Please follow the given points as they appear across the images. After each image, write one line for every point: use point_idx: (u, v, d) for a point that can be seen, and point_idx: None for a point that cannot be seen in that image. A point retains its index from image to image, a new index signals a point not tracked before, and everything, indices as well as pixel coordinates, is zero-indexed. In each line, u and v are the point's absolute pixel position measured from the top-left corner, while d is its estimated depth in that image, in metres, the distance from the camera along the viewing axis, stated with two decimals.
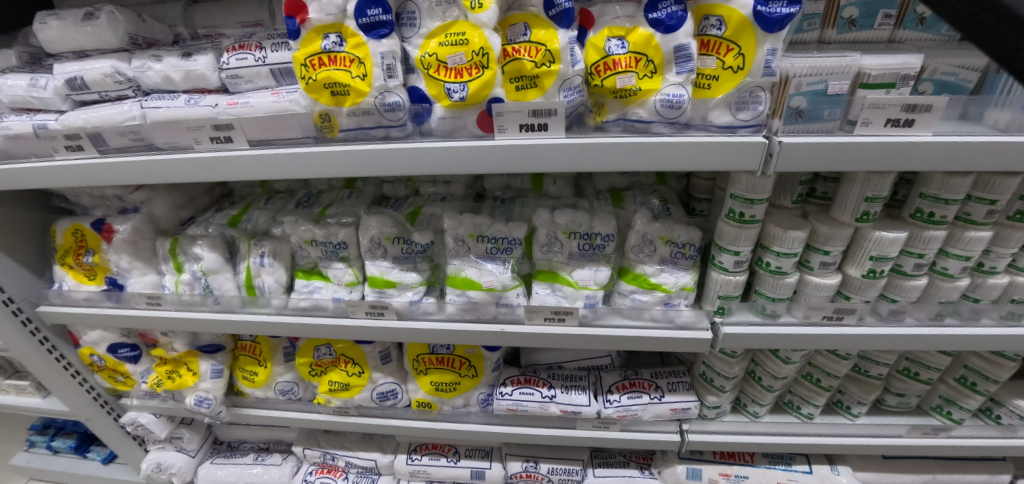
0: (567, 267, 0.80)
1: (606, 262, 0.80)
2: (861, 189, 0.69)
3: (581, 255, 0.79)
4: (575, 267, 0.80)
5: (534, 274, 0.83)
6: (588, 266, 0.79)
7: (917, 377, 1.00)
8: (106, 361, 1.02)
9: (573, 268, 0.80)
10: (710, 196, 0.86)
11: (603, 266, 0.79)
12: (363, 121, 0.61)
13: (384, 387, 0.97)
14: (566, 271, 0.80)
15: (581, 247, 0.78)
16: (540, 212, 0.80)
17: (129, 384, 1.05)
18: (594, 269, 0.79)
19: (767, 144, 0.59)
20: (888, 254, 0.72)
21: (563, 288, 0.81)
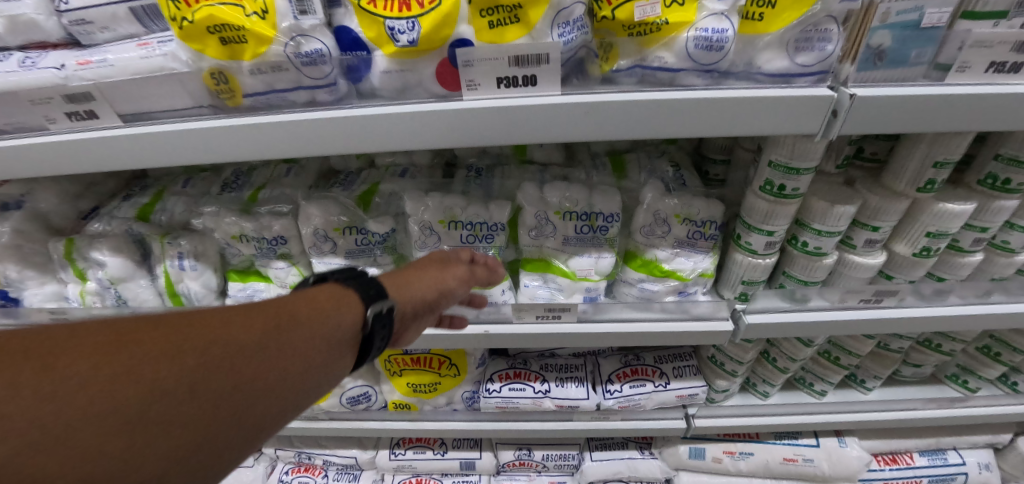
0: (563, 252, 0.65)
1: (609, 247, 0.65)
2: (927, 152, 0.55)
3: (580, 241, 0.64)
4: (571, 254, 0.65)
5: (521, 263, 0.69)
6: (586, 252, 0.65)
7: (939, 349, 0.93)
8: None
9: (569, 255, 0.65)
10: (727, 157, 0.72)
11: (608, 252, 0.65)
12: (275, 82, 0.44)
13: (354, 391, 0.84)
14: (561, 259, 0.66)
15: (578, 229, 0.64)
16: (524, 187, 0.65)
17: None
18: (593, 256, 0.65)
19: (833, 99, 0.44)
20: (949, 230, 0.60)
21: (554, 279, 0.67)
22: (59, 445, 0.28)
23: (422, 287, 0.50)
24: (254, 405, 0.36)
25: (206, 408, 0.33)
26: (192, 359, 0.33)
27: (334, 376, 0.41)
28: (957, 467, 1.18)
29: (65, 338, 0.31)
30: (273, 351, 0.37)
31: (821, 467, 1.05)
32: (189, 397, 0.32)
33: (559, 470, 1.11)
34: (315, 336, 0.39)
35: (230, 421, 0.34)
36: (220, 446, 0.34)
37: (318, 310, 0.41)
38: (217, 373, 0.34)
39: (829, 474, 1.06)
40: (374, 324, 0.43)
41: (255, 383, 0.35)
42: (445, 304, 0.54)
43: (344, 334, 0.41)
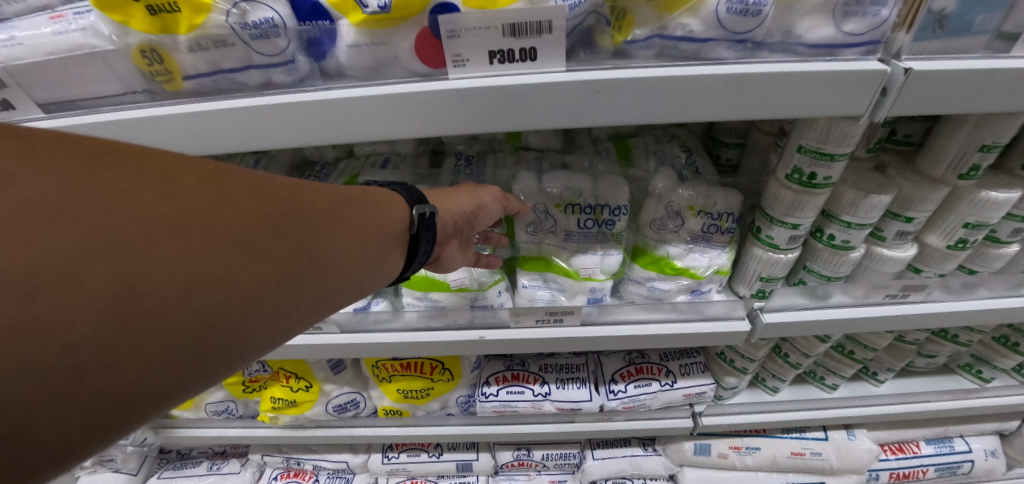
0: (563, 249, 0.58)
1: (616, 242, 0.58)
2: (971, 134, 0.49)
3: (583, 237, 0.58)
4: (574, 252, 0.58)
5: (519, 260, 0.62)
6: (590, 249, 0.58)
7: (955, 340, 0.89)
8: None
9: (573, 252, 0.58)
10: (742, 140, 0.66)
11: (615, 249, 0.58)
12: (221, 60, 0.36)
13: (341, 399, 0.79)
14: (561, 257, 0.59)
15: (582, 224, 0.57)
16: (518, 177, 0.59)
17: None
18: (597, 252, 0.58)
19: (885, 75, 0.37)
20: (989, 220, 0.54)
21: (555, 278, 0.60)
22: (170, 241, 0.28)
23: (454, 204, 0.49)
24: (326, 267, 0.37)
25: (292, 253, 0.34)
26: (280, 204, 0.35)
27: (385, 268, 0.43)
28: (963, 455, 1.16)
29: (170, 158, 0.31)
30: (347, 228, 0.39)
31: (829, 460, 1.02)
32: (281, 236, 0.34)
33: (559, 469, 1.07)
34: (377, 221, 0.42)
35: (307, 275, 0.35)
36: (295, 298, 0.34)
37: (378, 200, 0.43)
38: (302, 225, 0.35)
39: (837, 467, 1.03)
40: (420, 223, 0.45)
41: (329, 245, 0.37)
42: (482, 221, 0.53)
43: (398, 228, 0.44)
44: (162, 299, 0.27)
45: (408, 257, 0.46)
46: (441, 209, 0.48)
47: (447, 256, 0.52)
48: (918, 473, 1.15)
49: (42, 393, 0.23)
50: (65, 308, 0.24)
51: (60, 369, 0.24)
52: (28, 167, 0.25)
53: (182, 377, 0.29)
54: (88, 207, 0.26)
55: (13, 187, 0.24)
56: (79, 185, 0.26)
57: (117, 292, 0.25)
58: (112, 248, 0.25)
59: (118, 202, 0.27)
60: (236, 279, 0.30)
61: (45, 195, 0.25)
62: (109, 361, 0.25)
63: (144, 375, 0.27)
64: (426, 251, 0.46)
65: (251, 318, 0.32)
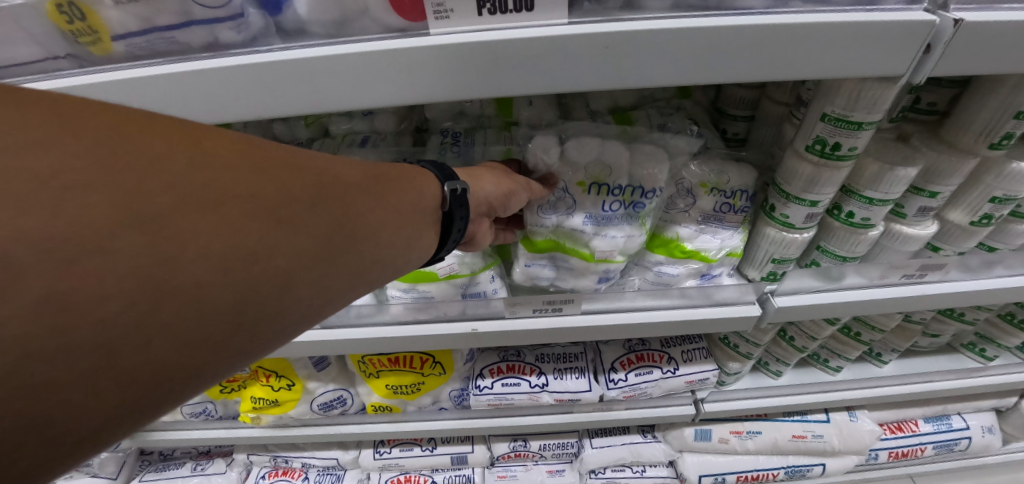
0: (583, 232, 0.52)
1: (642, 224, 0.52)
2: (1005, 100, 0.44)
3: (604, 218, 0.51)
4: (595, 236, 0.51)
5: (523, 242, 0.56)
6: (609, 231, 0.51)
7: (962, 318, 0.87)
8: None
9: (591, 237, 0.51)
10: (752, 112, 0.61)
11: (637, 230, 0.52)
12: (156, 15, 0.30)
13: (326, 397, 0.74)
14: (579, 242, 0.52)
15: (609, 206, 0.50)
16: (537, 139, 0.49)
17: None
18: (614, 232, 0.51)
19: (933, 28, 0.32)
20: (1017, 194, 0.51)
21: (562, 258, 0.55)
22: (203, 212, 0.25)
23: (490, 183, 0.45)
24: (367, 242, 0.34)
25: (330, 225, 0.31)
26: (313, 173, 0.31)
27: (424, 246, 0.39)
28: (960, 431, 1.16)
29: (197, 126, 0.28)
30: (383, 206, 0.35)
31: (831, 442, 1.00)
32: (318, 208, 0.30)
33: (557, 458, 1.04)
34: (413, 196, 0.38)
35: (346, 251, 0.32)
36: (334, 274, 0.31)
37: (412, 175, 0.40)
38: (338, 195, 0.32)
39: (839, 449, 1.01)
40: (452, 199, 0.41)
41: (369, 220, 0.34)
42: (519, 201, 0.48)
43: (435, 202, 0.40)
44: (193, 271, 0.24)
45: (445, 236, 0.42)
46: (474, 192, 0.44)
47: (480, 237, 0.49)
48: (915, 451, 1.15)
49: (75, 370, 0.21)
50: (97, 279, 0.21)
51: (91, 346, 0.21)
52: (58, 131, 0.23)
53: (224, 352, 0.26)
54: (109, 171, 0.23)
55: (42, 151, 0.22)
56: (110, 149, 0.24)
57: (148, 265, 0.22)
58: (138, 216, 0.23)
59: (147, 170, 0.24)
60: (273, 253, 0.27)
61: (69, 159, 0.22)
62: (144, 339, 0.23)
63: (178, 354, 0.24)
64: (461, 229, 0.43)
65: (290, 295, 0.29)
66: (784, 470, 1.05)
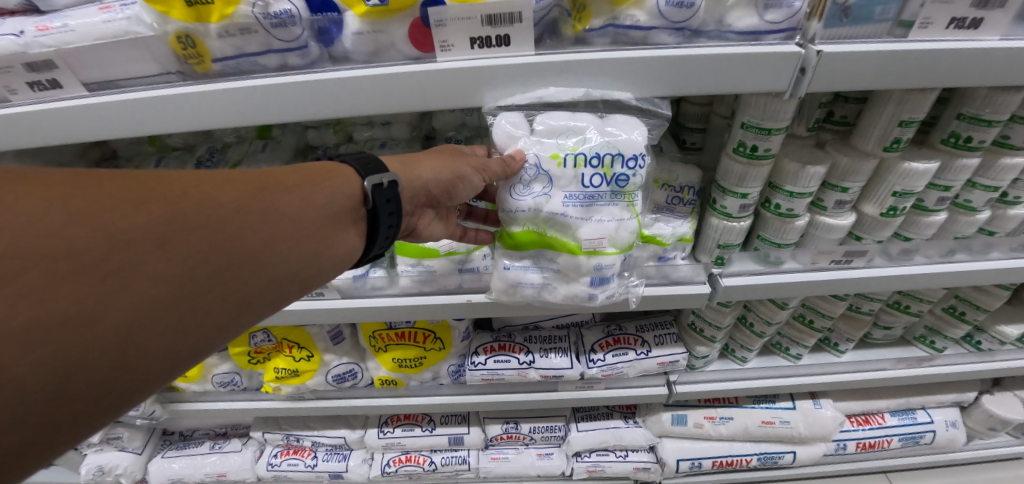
0: (568, 217, 0.54)
1: (630, 208, 0.55)
2: (894, 111, 0.57)
3: (588, 198, 0.53)
4: (581, 222, 0.54)
5: (509, 237, 0.58)
6: (596, 214, 0.54)
7: (907, 310, 0.97)
8: None
9: (575, 226, 0.54)
10: (704, 126, 0.71)
11: (625, 215, 0.55)
12: (245, 45, 0.43)
13: (340, 369, 0.85)
14: (567, 229, 0.54)
15: (590, 179, 0.53)
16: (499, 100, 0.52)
17: None
18: (602, 213, 0.54)
19: (802, 56, 0.44)
20: (913, 188, 0.62)
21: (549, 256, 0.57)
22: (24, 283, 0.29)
23: (427, 172, 0.52)
24: (269, 255, 0.41)
25: (224, 244, 0.38)
26: (198, 206, 0.38)
27: (344, 244, 0.47)
28: (925, 425, 1.23)
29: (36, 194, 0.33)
30: (245, 240, 0.40)
31: (797, 428, 1.09)
32: (207, 231, 0.37)
33: (545, 441, 1.13)
34: (319, 200, 0.45)
35: (197, 289, 0.36)
36: (189, 311, 0.36)
37: (321, 179, 0.46)
38: (232, 217, 0.39)
39: (805, 435, 1.10)
40: (377, 195, 0.48)
41: (223, 259, 0.38)
42: (463, 190, 0.54)
43: (348, 202, 0.47)
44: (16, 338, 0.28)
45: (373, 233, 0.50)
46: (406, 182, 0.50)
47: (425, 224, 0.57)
48: (883, 442, 1.22)
49: None
50: None
51: None
52: None
53: (80, 395, 0.32)
54: None
55: None
56: None
57: None
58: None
59: None
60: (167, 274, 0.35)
61: None
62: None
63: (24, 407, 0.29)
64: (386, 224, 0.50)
65: (155, 333, 0.34)
66: (757, 456, 1.13)
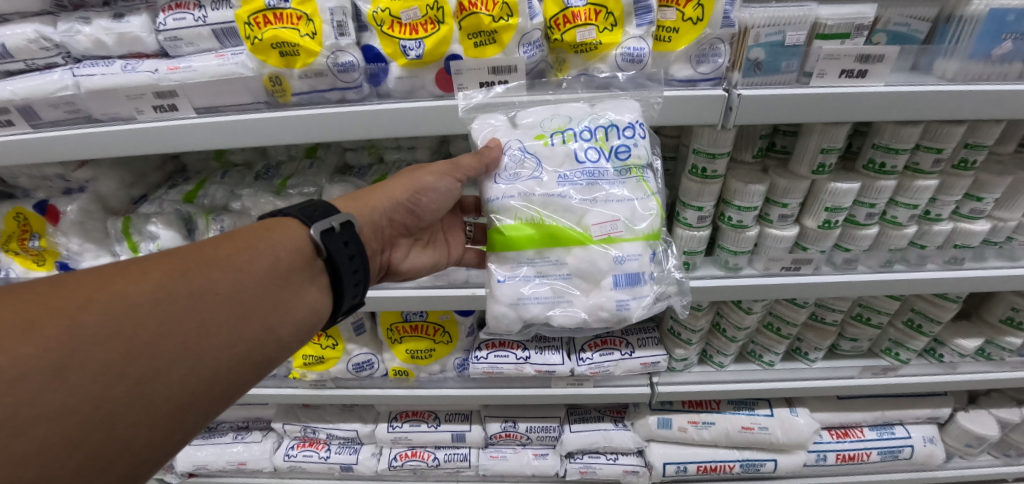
0: (573, 201, 0.62)
1: (645, 187, 0.63)
2: (818, 141, 0.71)
3: (592, 174, 0.63)
4: (586, 210, 0.62)
5: (496, 236, 0.63)
6: (601, 186, 0.63)
7: (869, 322, 1.07)
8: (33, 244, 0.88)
9: (582, 211, 0.62)
10: (676, 153, 0.84)
11: (640, 194, 0.63)
12: (316, 84, 0.59)
13: (359, 357, 0.98)
14: (571, 217, 0.62)
15: (587, 152, 0.63)
16: (476, 109, 0.62)
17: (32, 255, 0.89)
18: (606, 188, 0.62)
19: (726, 98, 0.59)
20: (842, 204, 0.75)
21: (555, 252, 0.63)
22: None
23: (391, 194, 0.65)
24: (205, 345, 0.44)
25: (147, 347, 0.41)
26: (129, 302, 0.42)
27: (295, 305, 0.52)
28: (903, 439, 1.26)
29: None
30: (182, 326, 0.43)
31: (775, 434, 1.17)
32: (129, 336, 0.41)
33: (541, 442, 1.22)
34: (255, 271, 0.50)
35: (137, 383, 0.40)
36: (134, 404, 0.40)
37: (252, 247, 0.51)
38: (169, 306, 0.43)
39: (783, 441, 1.17)
40: (337, 238, 0.56)
41: (162, 349, 0.42)
42: (429, 197, 0.66)
43: (287, 266, 0.52)
44: None
45: (334, 283, 0.57)
46: (362, 222, 0.61)
47: (406, 250, 0.73)
48: (862, 455, 1.26)
49: None
50: None
51: None
52: None
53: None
54: None
55: None
56: None
57: None
58: None
59: None
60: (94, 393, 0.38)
61: None
62: None
63: None
64: (344, 266, 0.57)
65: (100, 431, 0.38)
66: (739, 463, 1.20)
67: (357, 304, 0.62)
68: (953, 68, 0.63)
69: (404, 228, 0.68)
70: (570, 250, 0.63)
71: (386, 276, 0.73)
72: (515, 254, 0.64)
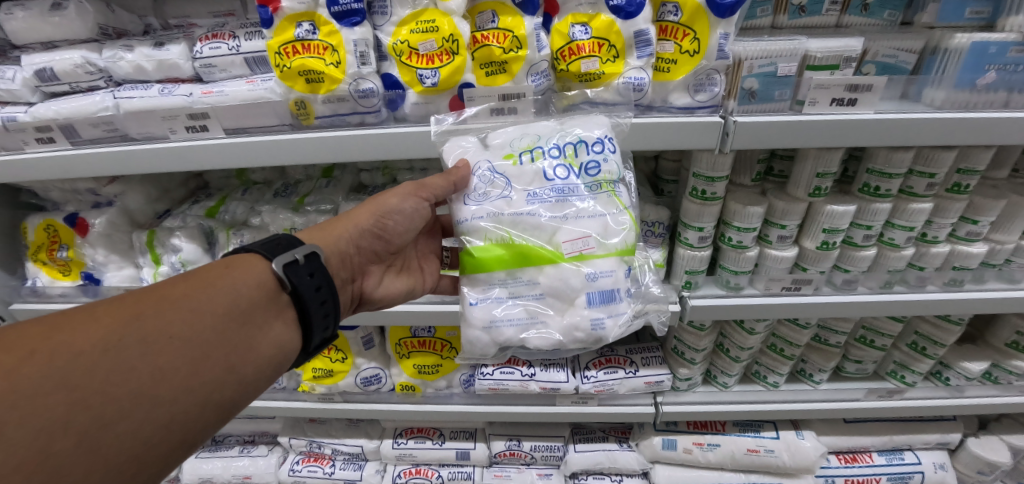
0: (543, 220, 0.60)
1: (615, 203, 0.62)
2: (813, 165, 0.74)
3: (562, 190, 0.61)
4: (556, 228, 0.60)
5: (465, 258, 0.61)
6: (572, 201, 0.61)
7: (873, 344, 1.07)
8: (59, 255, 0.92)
9: (553, 229, 0.60)
10: (677, 177, 0.88)
11: (612, 209, 0.62)
12: (338, 108, 0.64)
13: (368, 372, 1.00)
14: (540, 236, 0.60)
15: (558, 170, 0.62)
16: (449, 132, 0.64)
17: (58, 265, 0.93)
18: (577, 204, 0.60)
19: (723, 124, 0.62)
20: (838, 226, 0.78)
21: (527, 272, 0.61)
22: None
23: (355, 220, 0.64)
24: (161, 391, 0.42)
25: (94, 398, 0.39)
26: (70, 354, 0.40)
27: (259, 342, 0.50)
28: (913, 465, 1.24)
29: None
30: (129, 374, 0.41)
31: (781, 457, 1.16)
32: (75, 388, 0.39)
33: (545, 461, 1.22)
34: (211, 310, 0.48)
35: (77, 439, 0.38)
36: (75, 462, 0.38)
37: (212, 284, 0.49)
38: (113, 355, 0.41)
39: (790, 465, 1.16)
40: (300, 267, 0.55)
41: (106, 401, 0.40)
42: (395, 220, 0.66)
43: (250, 302, 0.51)
44: None
45: (302, 317, 0.55)
46: (327, 253, 0.60)
47: (380, 278, 0.71)
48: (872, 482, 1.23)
49: None
50: None
51: None
52: None
53: None
54: None
55: None
56: None
57: None
58: None
59: None
60: (35, 451, 0.36)
61: None
62: None
63: None
64: (310, 298, 0.55)
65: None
66: None
67: (326, 339, 0.60)
68: (940, 97, 0.66)
69: (375, 254, 0.68)
70: (543, 269, 0.60)
71: (360, 306, 0.70)
72: (486, 276, 0.61)
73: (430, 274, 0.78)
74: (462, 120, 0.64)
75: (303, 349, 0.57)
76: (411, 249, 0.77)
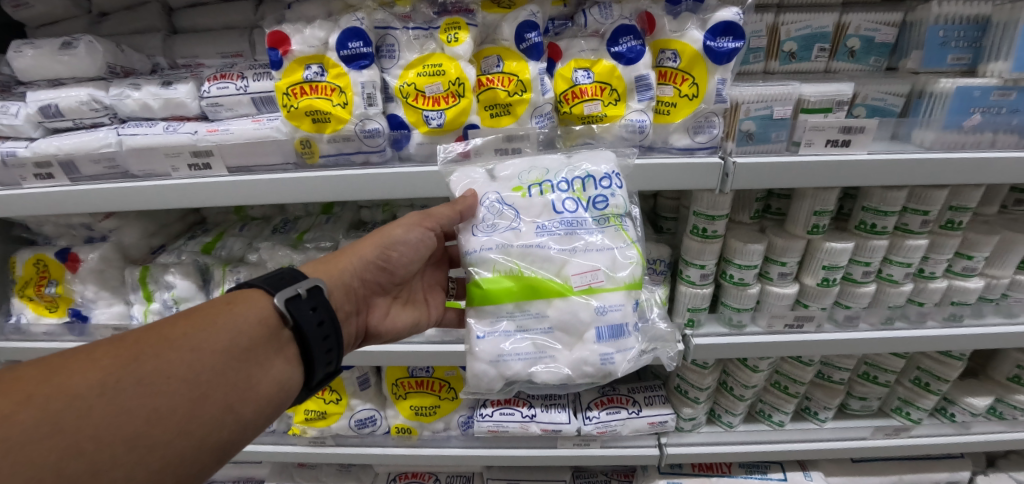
0: (554, 256, 0.59)
1: (625, 236, 0.61)
2: (811, 203, 0.75)
3: (571, 223, 0.60)
4: (565, 262, 0.59)
5: (472, 290, 0.60)
6: (580, 234, 0.60)
7: (877, 381, 1.06)
8: (46, 292, 0.90)
9: (562, 262, 0.59)
10: (676, 214, 0.89)
11: (619, 242, 0.61)
12: (343, 147, 0.64)
13: (362, 414, 0.96)
14: (549, 269, 0.59)
15: (567, 204, 0.61)
16: (456, 164, 0.63)
17: (43, 301, 0.91)
18: (586, 237, 0.59)
19: (723, 165, 0.63)
20: (838, 263, 0.78)
21: (536, 305, 0.59)
22: None
23: (360, 252, 0.63)
24: (156, 435, 0.40)
25: (88, 443, 0.37)
26: (65, 398, 0.38)
27: (260, 380, 0.48)
28: None
29: None
30: (124, 419, 0.39)
31: None
32: (70, 433, 0.37)
33: None
34: (211, 348, 0.46)
35: None
36: None
37: (213, 322, 0.47)
38: (109, 398, 0.39)
39: None
40: (302, 302, 0.53)
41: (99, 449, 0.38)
42: (400, 251, 0.65)
43: (252, 339, 0.49)
44: None
45: (303, 353, 0.53)
46: (331, 286, 0.59)
47: (386, 310, 0.69)
48: None
49: None
50: None
51: None
52: None
53: None
54: None
55: None
56: None
57: None
58: None
59: None
60: None
61: None
62: None
63: None
64: (313, 333, 0.53)
65: None
66: None
67: (330, 373, 0.58)
68: (930, 138, 0.68)
69: (379, 286, 0.66)
70: (552, 302, 0.59)
71: (365, 341, 0.68)
72: (494, 308, 0.60)
73: (435, 307, 0.75)
74: (461, 155, 0.63)
75: (305, 385, 0.55)
76: (417, 281, 0.76)
